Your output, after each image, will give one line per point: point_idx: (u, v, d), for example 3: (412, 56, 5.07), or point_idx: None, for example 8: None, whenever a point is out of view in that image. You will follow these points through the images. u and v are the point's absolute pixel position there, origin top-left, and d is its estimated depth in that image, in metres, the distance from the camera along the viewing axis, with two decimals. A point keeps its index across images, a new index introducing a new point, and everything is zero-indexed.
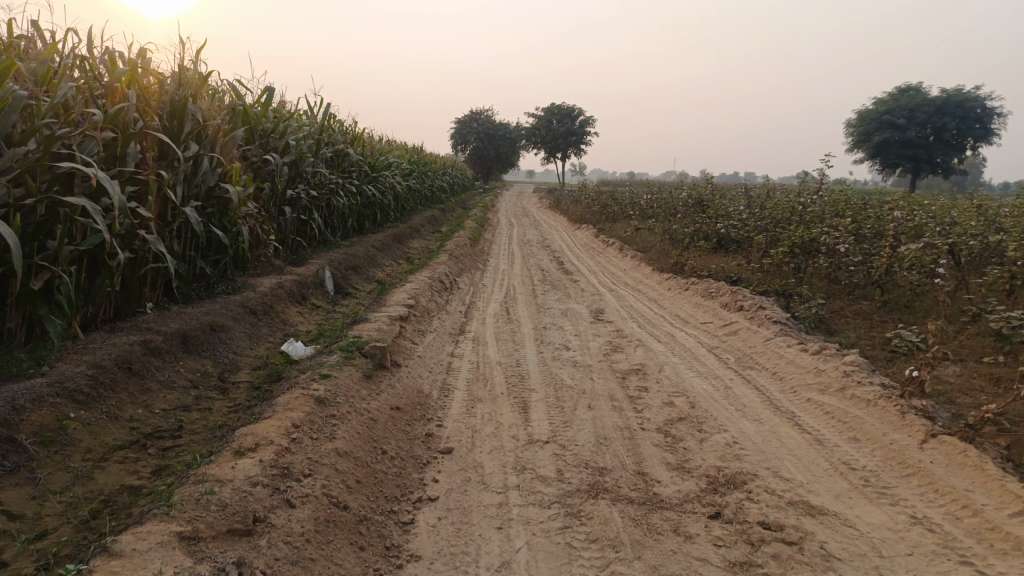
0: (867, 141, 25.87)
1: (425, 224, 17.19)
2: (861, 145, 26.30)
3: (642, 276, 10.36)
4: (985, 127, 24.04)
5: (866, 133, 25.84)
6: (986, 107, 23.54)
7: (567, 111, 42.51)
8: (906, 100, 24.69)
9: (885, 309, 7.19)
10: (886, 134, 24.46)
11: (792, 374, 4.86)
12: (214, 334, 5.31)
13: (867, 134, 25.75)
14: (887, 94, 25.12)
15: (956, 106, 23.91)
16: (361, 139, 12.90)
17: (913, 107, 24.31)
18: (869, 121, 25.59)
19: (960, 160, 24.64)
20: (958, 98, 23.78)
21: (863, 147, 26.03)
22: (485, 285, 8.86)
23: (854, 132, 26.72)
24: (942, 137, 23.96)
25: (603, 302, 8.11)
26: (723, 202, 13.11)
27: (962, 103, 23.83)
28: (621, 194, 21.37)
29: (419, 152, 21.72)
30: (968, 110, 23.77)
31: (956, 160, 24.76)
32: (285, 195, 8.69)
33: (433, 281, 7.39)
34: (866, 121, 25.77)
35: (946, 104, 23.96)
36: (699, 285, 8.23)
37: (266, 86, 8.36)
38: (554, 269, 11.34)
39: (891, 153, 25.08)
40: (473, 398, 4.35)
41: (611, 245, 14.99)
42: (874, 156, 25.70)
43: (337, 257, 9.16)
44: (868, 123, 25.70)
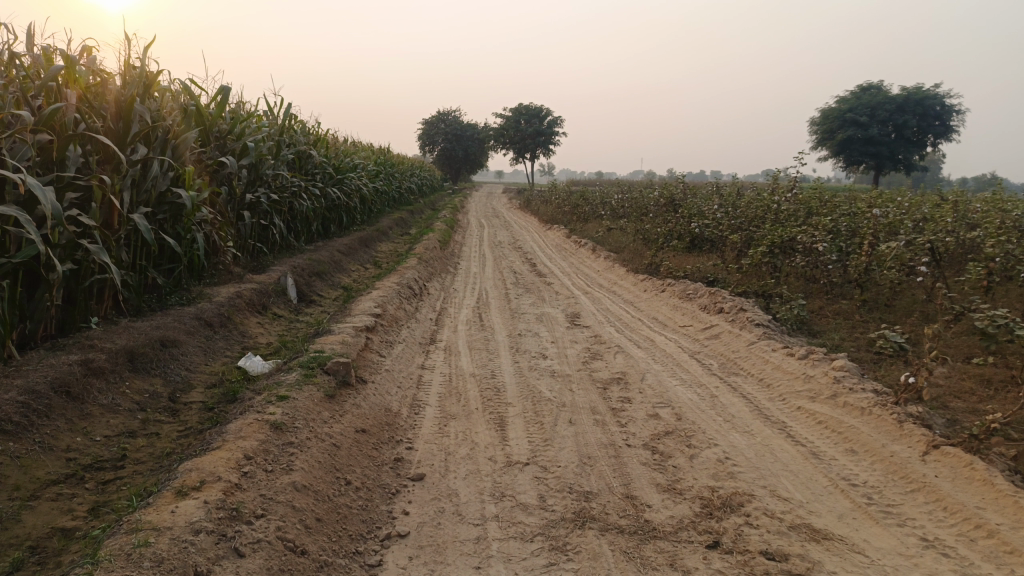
0: (831, 139, 26.07)
1: (393, 227, 16.82)
2: (825, 143, 26.50)
3: (616, 278, 10.15)
4: (944, 124, 24.36)
5: (830, 131, 26.04)
6: (946, 104, 23.85)
7: (535, 111, 42.33)
8: (868, 98, 24.93)
9: (865, 308, 7.05)
10: (850, 132, 24.65)
11: (780, 381, 4.65)
12: (165, 350, 4.94)
13: (831, 131, 25.95)
14: (850, 92, 25.34)
15: (916, 104, 24.19)
16: (324, 140, 12.51)
17: (875, 104, 24.55)
18: (833, 119, 25.79)
19: (922, 156, 24.94)
20: (918, 96, 24.05)
21: (828, 145, 26.22)
22: (456, 290, 8.56)
23: (818, 129, 26.92)
24: (904, 134, 24.21)
25: (578, 305, 7.87)
26: (695, 201, 12.97)
27: (922, 101, 24.11)
28: (591, 194, 21.20)
29: (386, 153, 21.30)
30: (929, 107, 24.06)
31: (917, 157, 25.05)
32: (245, 199, 8.30)
33: (401, 288, 7.07)
34: (830, 119, 25.97)
35: (907, 102, 24.22)
36: (676, 287, 8.03)
37: (222, 86, 7.97)
38: (527, 272, 11.08)
39: (854, 150, 25.29)
40: (446, 415, 4.05)
41: (583, 245, 14.79)
42: (838, 154, 25.90)
43: (301, 263, 8.78)
44: (832, 121, 25.90)
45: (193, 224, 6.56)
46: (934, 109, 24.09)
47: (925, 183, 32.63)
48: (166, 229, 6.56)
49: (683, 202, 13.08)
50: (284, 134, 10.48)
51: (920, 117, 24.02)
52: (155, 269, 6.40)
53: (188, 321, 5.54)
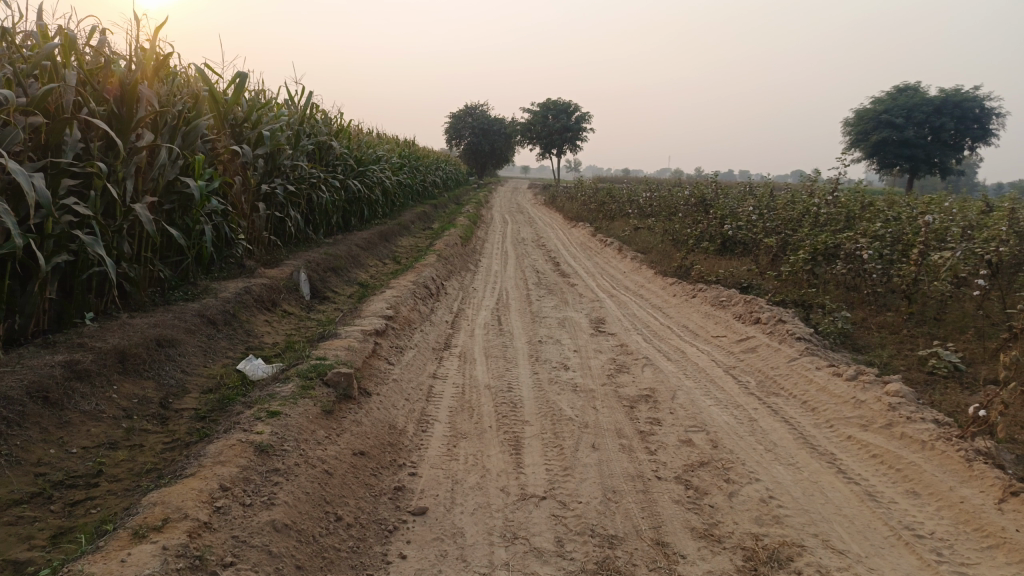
0: (865, 140, 25.26)
1: (415, 222, 16.50)
2: (859, 144, 25.70)
3: (644, 280, 9.71)
4: (983, 127, 23.46)
5: (864, 132, 25.24)
6: (986, 107, 22.94)
7: (563, 106, 41.81)
8: (904, 99, 24.09)
9: (913, 321, 6.55)
10: (885, 134, 23.86)
11: (826, 405, 4.20)
12: (161, 350, 4.62)
13: (865, 133, 25.15)
14: (886, 93, 24.52)
15: (955, 106, 23.31)
16: (346, 131, 12.20)
17: (911, 106, 23.72)
18: (868, 120, 24.98)
19: (959, 160, 24.06)
20: (957, 98, 23.18)
21: (861, 147, 25.43)
22: (475, 290, 8.18)
23: (852, 130, 26.12)
24: (941, 137, 23.36)
25: (604, 309, 7.46)
26: (728, 201, 12.46)
27: (961, 103, 23.22)
28: (618, 192, 20.69)
29: (410, 146, 20.97)
30: (968, 109, 23.17)
31: (955, 160, 24.16)
32: (259, 190, 8.00)
33: (417, 287, 6.70)
34: (865, 121, 25.17)
35: (945, 104, 23.36)
36: (708, 293, 7.58)
37: (239, 72, 7.66)
38: (551, 271, 10.67)
39: (889, 152, 24.48)
40: (456, 434, 3.67)
41: (608, 245, 14.34)
42: (872, 156, 25.09)
43: (316, 258, 8.46)
44: (867, 122, 25.08)
45: (201, 215, 6.26)
46: (974, 111, 23.19)
47: (961, 189, 31.58)
48: (173, 220, 6.26)
49: (715, 202, 12.57)
50: (304, 123, 10.18)
51: (958, 119, 23.15)
52: (160, 261, 6.11)
53: (189, 319, 5.22)
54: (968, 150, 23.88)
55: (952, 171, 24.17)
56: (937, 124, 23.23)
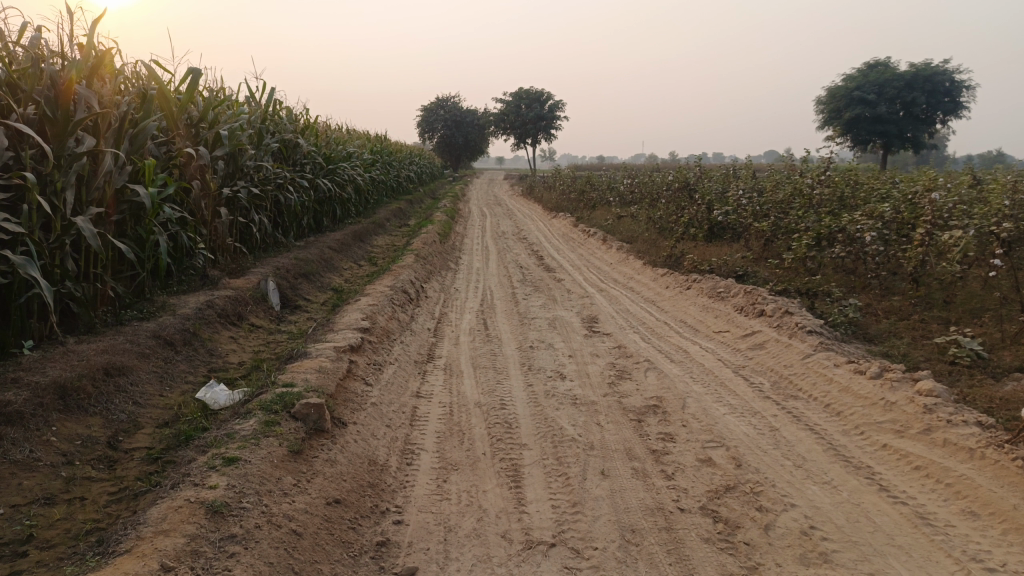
0: (838, 119, 25.06)
1: (391, 219, 15.96)
2: (832, 122, 25.51)
3: (632, 272, 9.30)
4: (954, 101, 23.31)
5: (837, 110, 25.02)
6: (956, 80, 22.80)
7: (536, 95, 41.32)
8: (875, 75, 23.88)
9: (922, 306, 6.21)
10: (858, 111, 23.64)
11: (853, 409, 3.82)
12: (109, 380, 4.11)
13: (837, 111, 24.93)
14: (857, 70, 24.32)
15: (925, 80, 23.14)
16: (313, 128, 11.64)
17: (882, 82, 23.52)
18: (839, 97, 24.75)
19: (931, 135, 23.95)
20: (926, 73, 23.00)
21: (835, 125, 25.22)
22: (457, 291, 7.72)
23: (824, 109, 25.92)
24: (912, 112, 23.21)
25: (595, 306, 7.04)
26: (713, 185, 12.07)
27: (930, 77, 23.06)
28: (597, 179, 20.26)
29: (382, 141, 20.41)
30: (938, 83, 23.01)
31: (927, 135, 24.04)
32: (220, 194, 7.47)
33: (395, 292, 6.23)
34: (837, 98, 24.93)
35: (915, 79, 23.15)
36: (703, 283, 7.19)
37: (191, 67, 7.10)
38: (535, 266, 10.24)
39: (862, 130, 24.29)
40: (445, 466, 3.23)
41: (591, 235, 13.92)
42: (845, 133, 24.90)
43: (285, 264, 7.94)
44: (838, 100, 24.85)
45: (155, 225, 5.73)
46: (944, 85, 23.04)
47: (934, 162, 31.60)
48: (124, 231, 5.73)
49: (699, 187, 12.20)
50: (267, 121, 9.62)
51: (929, 94, 22.99)
52: (112, 277, 5.58)
53: (143, 340, 4.72)
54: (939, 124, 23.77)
55: (924, 146, 24.05)
56: (909, 99, 23.06)
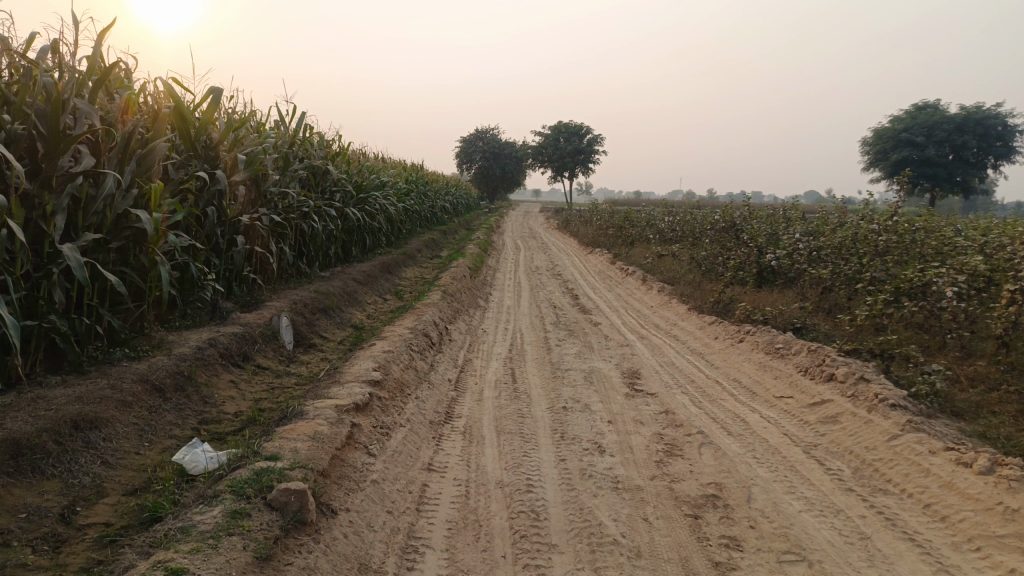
0: (884, 160, 24.13)
1: (422, 251, 15.47)
2: (878, 164, 24.57)
3: (675, 317, 8.60)
4: (1007, 145, 22.27)
5: (882, 152, 24.09)
6: (1009, 124, 21.81)
7: (574, 130, 41.04)
8: (923, 116, 22.98)
9: (1014, 373, 5.42)
10: (905, 153, 22.73)
11: (963, 516, 3.09)
12: (78, 434, 3.56)
13: (883, 152, 24.04)
14: (905, 111, 23.43)
15: (976, 124, 22.15)
16: (344, 155, 11.25)
17: (931, 124, 22.62)
18: (886, 139, 23.85)
19: (983, 179, 22.91)
20: (977, 116, 22.02)
21: (880, 167, 24.30)
22: (486, 334, 7.11)
23: (869, 150, 25.02)
24: (963, 156, 22.20)
25: (636, 357, 6.35)
26: (762, 225, 11.34)
27: (981, 121, 22.06)
28: (636, 215, 19.60)
29: (418, 171, 20.07)
30: (990, 126, 22.05)
31: (978, 180, 23.00)
32: (237, 222, 7.01)
33: (416, 335, 5.64)
34: (883, 139, 24.04)
35: (966, 122, 22.18)
36: (758, 336, 6.47)
37: (212, 86, 6.69)
38: (570, 306, 9.60)
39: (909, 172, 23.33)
40: (454, 572, 2.58)
41: (630, 274, 13.24)
42: (892, 175, 23.96)
43: (304, 297, 7.42)
44: (884, 141, 23.94)
45: (158, 254, 5.26)
46: (996, 128, 22.06)
47: (982, 206, 30.39)
48: (126, 259, 5.27)
49: (746, 227, 11.46)
50: (295, 146, 9.23)
51: (979, 138, 22.03)
52: (109, 309, 5.09)
53: (127, 385, 4.18)
54: (992, 168, 22.74)
55: (975, 190, 23.01)
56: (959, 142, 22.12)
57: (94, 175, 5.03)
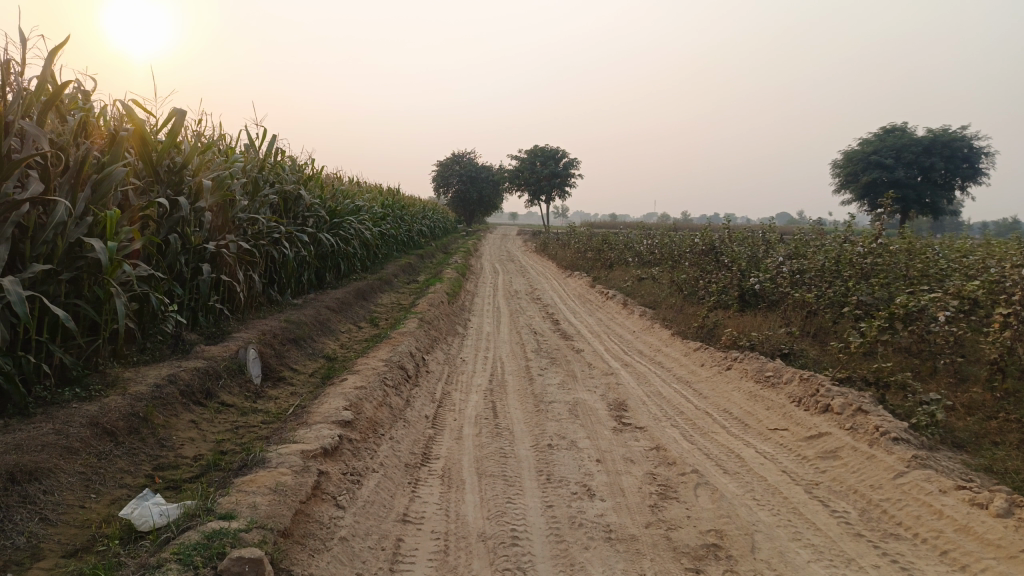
0: (855, 182, 24.35)
1: (398, 275, 15.16)
2: (849, 186, 24.79)
3: (659, 343, 8.38)
4: (974, 167, 22.59)
5: (853, 174, 24.31)
6: (976, 146, 22.14)
7: (550, 153, 41.12)
8: (892, 139, 23.25)
9: (1011, 400, 5.26)
10: (875, 174, 22.96)
11: (985, 565, 2.86)
12: (15, 488, 3.21)
13: (854, 174, 24.26)
14: (875, 133, 23.70)
15: (943, 146, 22.43)
16: (316, 179, 10.97)
17: (900, 146, 22.88)
18: (856, 161, 24.09)
19: (952, 200, 23.19)
20: (945, 138, 22.30)
21: (852, 188, 24.51)
22: (465, 363, 6.82)
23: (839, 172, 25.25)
24: (932, 177, 22.47)
25: (622, 386, 6.10)
26: (742, 248, 11.21)
27: (949, 143, 22.35)
28: (614, 238, 19.48)
29: (394, 194, 19.81)
30: (957, 149, 22.35)
31: (947, 201, 23.29)
32: (203, 249, 6.69)
33: (392, 367, 5.34)
34: (853, 161, 24.27)
35: (934, 144, 22.43)
36: (746, 363, 6.26)
37: (176, 108, 6.39)
38: (551, 332, 9.35)
39: (879, 193, 23.56)
40: None
41: (610, 297, 13.04)
42: (863, 196, 24.17)
43: (273, 327, 7.09)
44: (854, 163, 24.16)
45: (115, 285, 4.93)
46: (963, 151, 22.37)
47: (950, 227, 30.85)
48: (79, 291, 4.93)
49: (727, 250, 11.33)
50: (265, 170, 8.93)
51: (947, 159, 22.32)
52: (60, 345, 4.73)
53: (74, 430, 3.83)
54: (960, 189, 23.04)
55: (945, 211, 23.27)
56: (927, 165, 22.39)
57: (44, 202, 4.71)
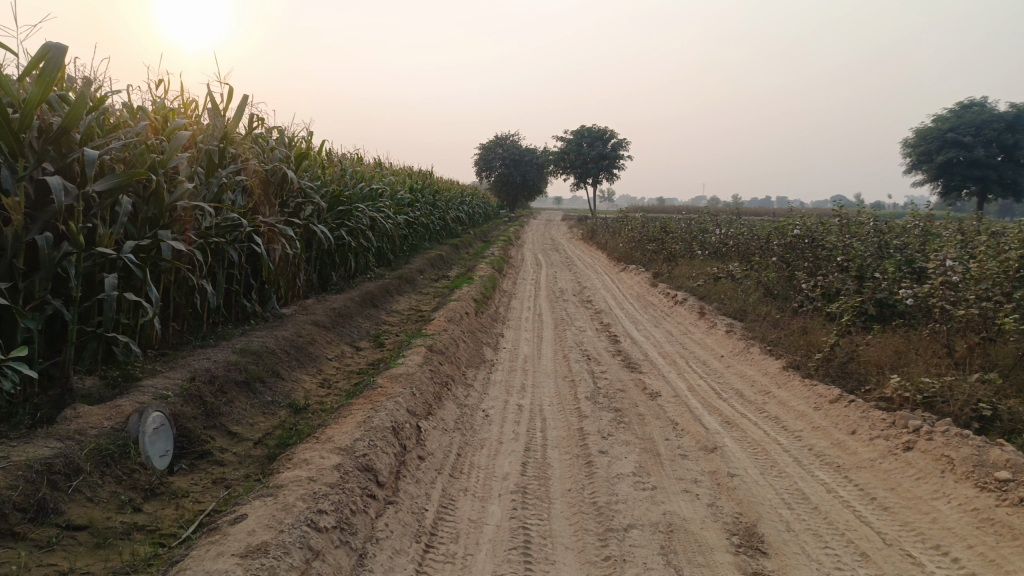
0: (927, 163, 21.11)
1: (425, 271, 12.95)
2: (920, 169, 21.67)
3: (765, 381, 5.98)
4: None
5: (925, 154, 21.07)
6: None
7: (598, 133, 38.40)
8: (969, 116, 20.07)
9: None
10: (950, 154, 19.80)
11: None
12: None
13: (926, 155, 21.12)
14: (950, 108, 20.42)
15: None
16: (313, 156, 8.78)
17: (979, 122, 19.71)
18: (929, 139, 20.80)
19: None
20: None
21: (923, 169, 21.33)
22: (489, 426, 4.54)
23: (910, 153, 22.15)
24: (1014, 156, 19.36)
25: (740, 482, 3.73)
26: (854, 240, 8.64)
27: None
28: (674, 225, 16.89)
29: (425, 177, 17.63)
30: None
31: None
32: (106, 254, 4.54)
33: (354, 468, 3.08)
34: (923, 140, 21.19)
35: (1019, 121, 19.39)
36: (943, 444, 3.84)
37: (52, 47, 4.05)
38: (611, 357, 7.03)
39: (952, 176, 20.43)
40: None
41: (678, 301, 10.59)
42: (935, 178, 21.04)
43: (216, 365, 4.93)
44: (927, 141, 20.94)
45: None
46: None
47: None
48: None
49: (833, 245, 8.77)
50: (233, 140, 6.72)
51: None
52: None
53: None
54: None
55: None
56: (1010, 143, 19.25)
57: None
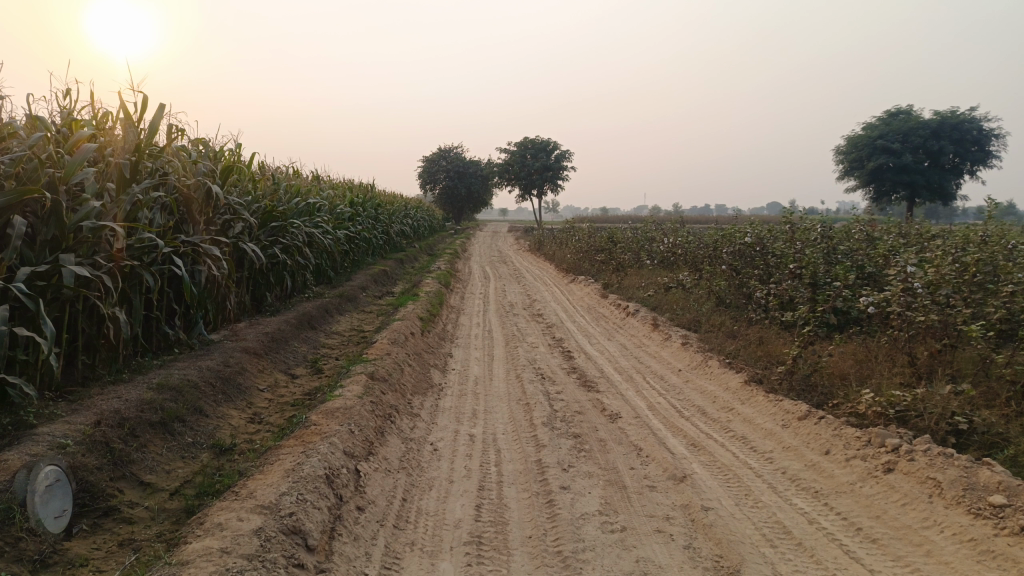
0: (860, 169, 21.53)
1: (368, 288, 12.41)
2: (852, 175, 22.10)
3: (727, 397, 5.71)
4: (983, 150, 19.95)
5: (858, 160, 21.48)
6: (987, 128, 19.43)
7: (541, 144, 38.31)
8: (897, 122, 20.52)
9: None
10: (880, 161, 20.20)
11: None
12: None
13: (858, 162, 21.55)
14: (878, 115, 20.85)
15: (951, 129, 19.73)
16: (241, 169, 8.21)
17: (906, 129, 20.17)
18: (861, 146, 21.23)
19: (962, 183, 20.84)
20: (953, 121, 19.58)
21: (856, 175, 21.75)
22: (437, 462, 4.11)
23: (843, 159, 22.60)
24: (939, 161, 19.81)
25: (716, 517, 3.40)
26: (805, 246, 8.51)
27: (957, 125, 19.67)
28: (621, 235, 16.72)
29: (366, 190, 17.07)
30: (965, 132, 19.70)
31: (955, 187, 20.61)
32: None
33: (279, 532, 2.62)
34: (855, 147, 21.61)
35: (941, 128, 19.77)
36: (926, 466, 3.59)
37: None
38: (565, 375, 6.67)
39: (884, 181, 20.88)
40: None
41: (630, 313, 10.33)
42: (866, 184, 21.46)
43: (127, 405, 4.37)
44: (859, 148, 21.35)
45: None
46: (972, 134, 19.70)
47: (950, 219, 28.69)
48: None
49: (784, 252, 8.62)
50: (149, 152, 6.14)
51: (955, 143, 19.69)
52: None
53: None
54: (969, 173, 20.40)
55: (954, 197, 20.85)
56: (935, 150, 19.60)
57: None
